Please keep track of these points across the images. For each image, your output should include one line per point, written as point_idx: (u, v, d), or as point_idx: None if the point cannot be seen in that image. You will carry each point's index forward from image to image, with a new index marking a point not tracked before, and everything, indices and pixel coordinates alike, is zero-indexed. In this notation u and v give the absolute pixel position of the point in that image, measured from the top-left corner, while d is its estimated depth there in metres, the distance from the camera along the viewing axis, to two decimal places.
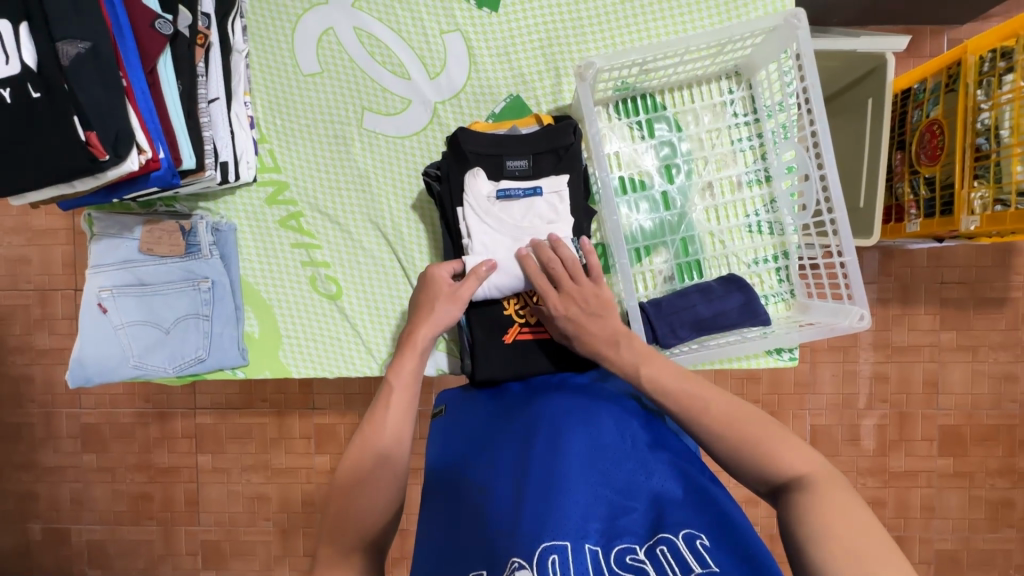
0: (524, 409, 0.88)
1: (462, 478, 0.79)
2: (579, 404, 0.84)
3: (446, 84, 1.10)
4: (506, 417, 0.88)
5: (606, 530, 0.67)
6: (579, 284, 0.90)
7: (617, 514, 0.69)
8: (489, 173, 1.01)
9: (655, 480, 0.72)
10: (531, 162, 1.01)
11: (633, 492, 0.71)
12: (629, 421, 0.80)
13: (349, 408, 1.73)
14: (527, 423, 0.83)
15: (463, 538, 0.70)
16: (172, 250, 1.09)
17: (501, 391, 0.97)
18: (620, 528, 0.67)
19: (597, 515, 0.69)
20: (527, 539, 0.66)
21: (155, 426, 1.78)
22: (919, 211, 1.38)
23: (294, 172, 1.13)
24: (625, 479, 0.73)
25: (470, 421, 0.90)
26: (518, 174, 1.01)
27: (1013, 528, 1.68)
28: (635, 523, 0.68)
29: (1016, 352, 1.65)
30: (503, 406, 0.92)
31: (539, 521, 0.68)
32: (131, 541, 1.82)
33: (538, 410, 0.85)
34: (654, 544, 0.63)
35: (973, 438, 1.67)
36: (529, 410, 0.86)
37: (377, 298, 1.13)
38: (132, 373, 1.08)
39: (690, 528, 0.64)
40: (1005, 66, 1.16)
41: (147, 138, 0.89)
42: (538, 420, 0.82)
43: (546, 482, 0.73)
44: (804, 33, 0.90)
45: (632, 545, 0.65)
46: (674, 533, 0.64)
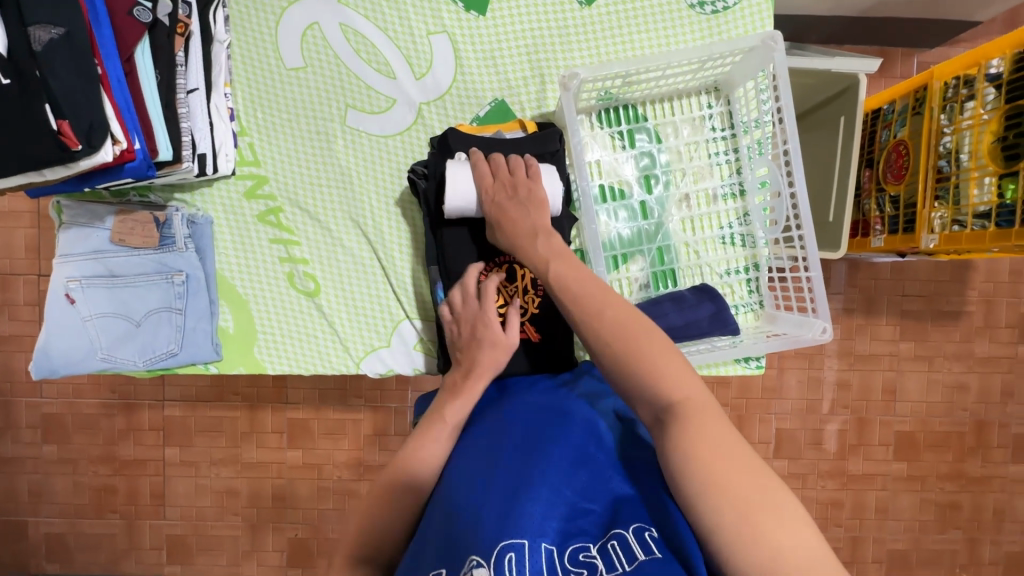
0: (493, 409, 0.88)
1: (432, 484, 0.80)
2: (546, 406, 0.85)
3: (431, 85, 1.10)
4: (475, 417, 0.88)
5: (563, 530, 0.68)
6: (513, 177, 0.94)
7: (574, 514, 0.69)
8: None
9: (615, 481, 0.72)
10: None
11: (595, 492, 0.71)
12: (597, 422, 0.80)
13: (323, 403, 1.72)
14: (496, 425, 0.83)
15: (425, 537, 0.72)
16: (145, 241, 1.06)
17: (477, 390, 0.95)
18: (577, 528, 0.68)
19: (558, 514, 0.69)
20: (488, 542, 0.66)
21: (121, 417, 1.74)
22: (883, 227, 1.44)
23: (274, 167, 1.12)
24: (587, 480, 0.72)
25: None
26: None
27: (959, 529, 1.77)
28: (592, 523, 0.69)
29: (967, 362, 1.74)
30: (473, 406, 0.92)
31: (500, 522, 0.68)
32: (93, 535, 1.77)
33: (508, 411, 0.85)
34: (606, 540, 0.66)
35: (926, 443, 1.75)
36: (498, 411, 0.87)
37: (355, 296, 1.13)
38: (100, 366, 1.06)
39: (641, 522, 0.66)
40: (967, 94, 1.22)
41: (123, 129, 0.87)
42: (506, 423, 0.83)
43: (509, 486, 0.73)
44: (779, 55, 0.94)
45: (586, 544, 0.66)
46: (625, 527, 0.66)
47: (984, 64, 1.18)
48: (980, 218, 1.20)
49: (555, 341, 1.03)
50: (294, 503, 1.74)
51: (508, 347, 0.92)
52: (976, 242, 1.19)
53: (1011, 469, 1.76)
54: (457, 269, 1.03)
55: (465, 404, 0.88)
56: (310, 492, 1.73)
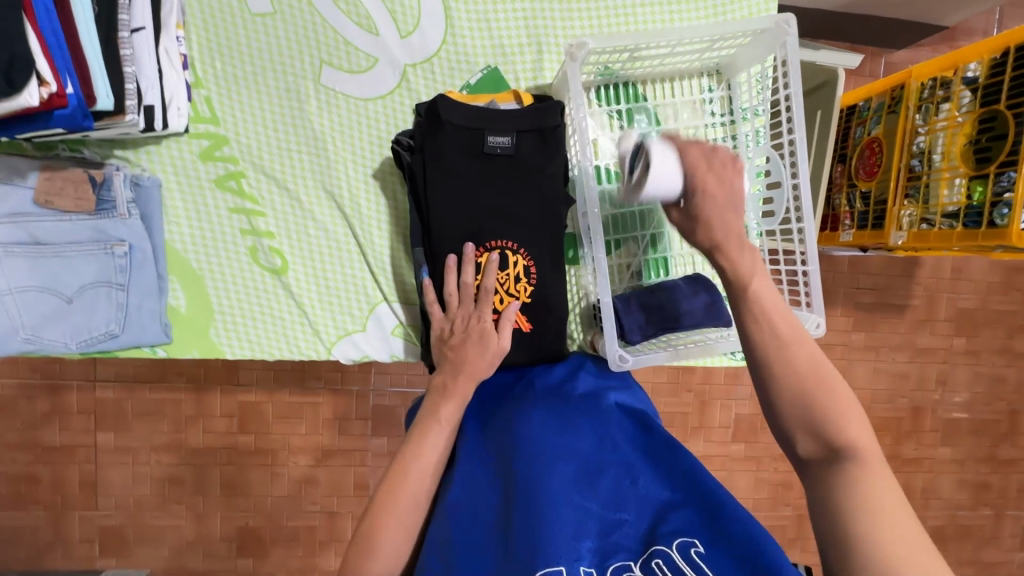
0: (498, 416, 0.85)
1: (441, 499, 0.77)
2: (554, 412, 0.82)
3: (418, 45, 1.00)
4: (477, 424, 0.85)
5: (599, 548, 0.66)
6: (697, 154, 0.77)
7: (608, 529, 0.68)
8: (467, 146, 0.93)
9: (643, 482, 0.72)
10: (514, 140, 0.94)
11: (621, 502, 0.70)
12: (607, 424, 0.80)
13: (278, 386, 1.60)
14: (502, 437, 0.80)
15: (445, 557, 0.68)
16: (78, 204, 0.91)
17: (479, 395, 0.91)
18: (613, 545, 0.66)
19: (589, 531, 0.67)
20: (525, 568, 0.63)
21: (44, 399, 1.56)
22: (852, 222, 1.47)
23: (236, 126, 0.99)
24: (612, 489, 0.72)
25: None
26: (500, 152, 0.94)
27: None
28: (629, 536, 0.67)
29: (910, 353, 1.84)
30: (471, 410, 0.87)
31: (530, 542, 0.65)
32: (11, 529, 1.60)
33: (514, 417, 0.83)
34: (649, 558, 0.63)
35: (868, 428, 1.85)
36: (502, 418, 0.84)
37: (328, 275, 1.03)
38: (22, 348, 0.91)
39: (685, 535, 0.64)
40: (943, 95, 1.25)
41: (52, 69, 0.73)
42: (513, 431, 0.80)
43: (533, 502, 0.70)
44: (792, 39, 0.91)
45: (627, 562, 0.64)
46: (669, 545, 0.64)
47: (962, 67, 1.21)
48: (949, 217, 1.23)
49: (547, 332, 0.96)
50: (244, 491, 1.63)
51: (500, 355, 0.88)
52: (943, 240, 1.23)
53: (939, 451, 1.90)
54: (445, 252, 0.93)
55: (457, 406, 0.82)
56: (262, 478, 1.62)
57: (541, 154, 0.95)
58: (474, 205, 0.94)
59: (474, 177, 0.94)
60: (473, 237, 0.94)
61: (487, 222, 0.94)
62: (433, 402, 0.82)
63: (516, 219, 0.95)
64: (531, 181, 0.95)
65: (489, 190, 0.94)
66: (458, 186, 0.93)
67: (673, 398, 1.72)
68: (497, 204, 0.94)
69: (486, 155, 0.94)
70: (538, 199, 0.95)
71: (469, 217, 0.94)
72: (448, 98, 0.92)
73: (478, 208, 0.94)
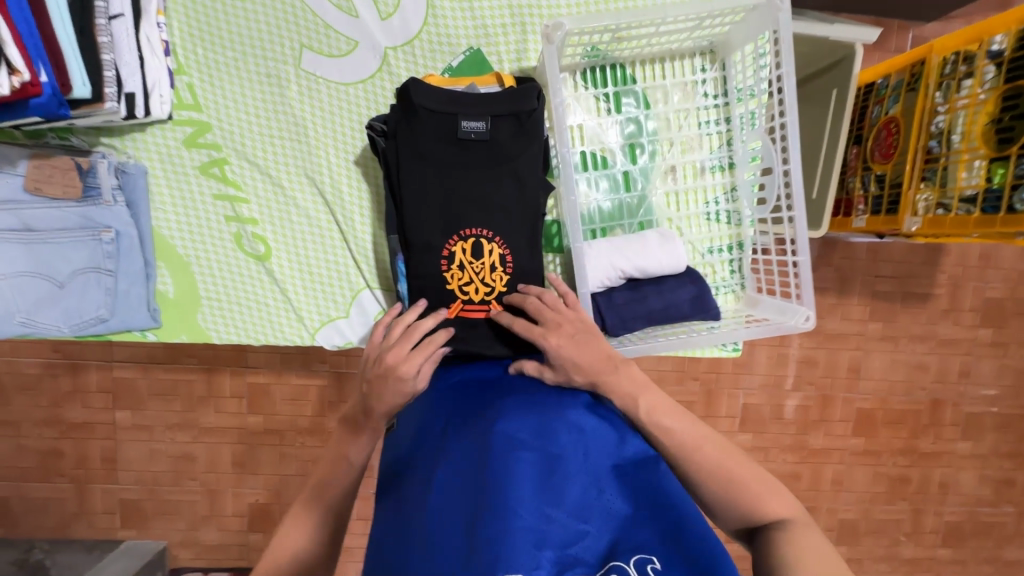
0: (470, 411, 0.78)
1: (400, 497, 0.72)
2: (532, 410, 0.76)
3: (399, 27, 0.98)
4: (447, 418, 0.79)
5: (559, 560, 0.64)
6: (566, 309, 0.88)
7: (570, 540, 0.65)
8: (441, 131, 0.92)
9: (608, 495, 0.69)
10: (489, 125, 0.92)
11: (587, 512, 0.68)
12: (584, 428, 0.75)
13: (284, 368, 1.63)
14: (473, 435, 0.74)
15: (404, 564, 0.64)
16: (66, 191, 0.93)
17: (448, 389, 0.86)
18: (574, 556, 0.64)
19: (553, 541, 0.64)
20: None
21: (65, 378, 1.62)
22: (866, 207, 1.39)
23: (218, 113, 0.99)
24: (579, 498, 0.68)
25: (413, 422, 0.82)
26: (474, 137, 0.92)
27: (906, 500, 1.84)
28: (588, 549, 0.65)
29: (930, 344, 1.76)
30: (439, 408, 0.82)
31: (491, 552, 0.62)
32: (40, 499, 1.68)
33: (486, 413, 0.77)
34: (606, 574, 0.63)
35: (884, 420, 1.79)
36: (474, 413, 0.78)
37: (311, 261, 1.04)
38: (18, 331, 0.95)
39: (643, 553, 0.64)
40: (966, 71, 1.15)
41: (23, 57, 0.75)
42: (486, 426, 0.74)
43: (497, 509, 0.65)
44: (784, 16, 0.86)
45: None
46: (625, 561, 0.63)
47: (986, 40, 1.12)
48: (965, 203, 1.15)
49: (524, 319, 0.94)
50: (253, 469, 1.68)
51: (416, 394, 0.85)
52: (959, 227, 1.15)
53: (960, 446, 1.82)
54: (420, 240, 0.93)
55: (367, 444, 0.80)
56: (270, 458, 1.67)
57: (515, 143, 0.93)
58: (448, 192, 0.93)
59: (449, 163, 0.92)
60: (448, 225, 0.93)
61: (461, 210, 0.93)
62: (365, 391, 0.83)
63: (492, 207, 0.93)
64: (506, 168, 0.93)
65: (464, 177, 0.93)
66: (431, 173, 0.92)
67: (679, 386, 1.69)
68: (474, 191, 0.93)
69: (461, 141, 0.92)
70: (515, 187, 0.94)
71: (444, 205, 0.93)
72: (421, 82, 0.90)
73: (451, 195, 0.93)
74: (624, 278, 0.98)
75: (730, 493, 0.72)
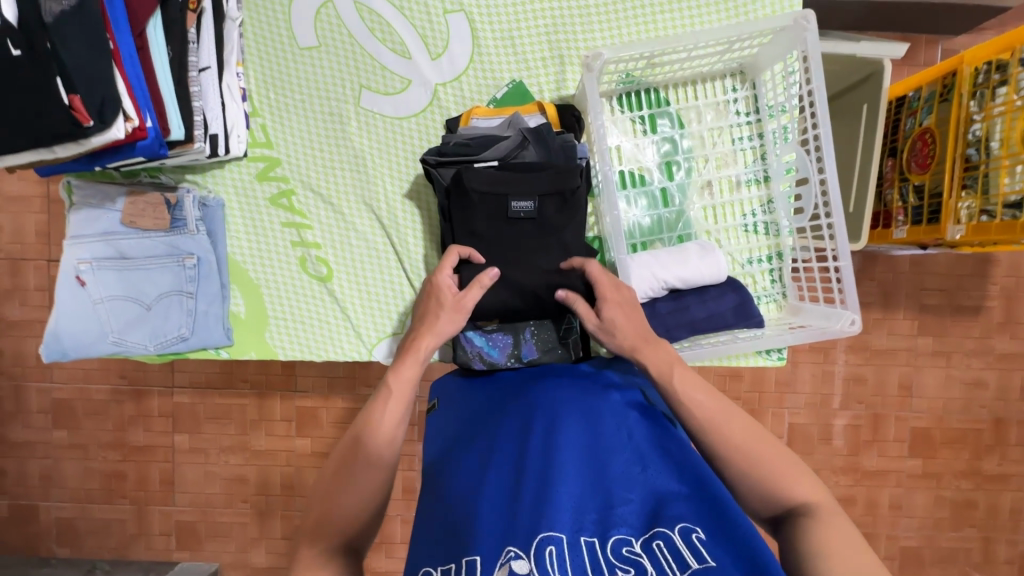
0: (517, 400, 0.86)
1: (448, 467, 0.78)
2: (575, 396, 0.83)
3: (448, 65, 1.08)
4: (497, 406, 0.87)
5: (602, 522, 0.65)
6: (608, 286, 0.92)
7: (613, 503, 0.67)
8: (494, 211, 0.97)
9: (651, 471, 0.71)
10: (537, 203, 0.97)
11: (630, 482, 0.70)
12: (626, 415, 0.80)
13: (332, 392, 1.70)
14: (521, 417, 0.81)
15: (454, 517, 0.70)
16: (155, 223, 1.05)
17: (496, 382, 0.94)
18: (616, 518, 0.65)
19: (593, 507, 0.67)
20: (523, 532, 0.63)
21: (130, 403, 1.73)
22: (906, 218, 1.38)
23: (286, 148, 1.10)
24: (622, 470, 0.71)
25: (463, 409, 0.90)
26: (524, 216, 0.98)
27: (974, 527, 1.74)
28: (632, 513, 0.66)
29: (987, 359, 1.70)
30: (487, 401, 0.90)
31: (535, 511, 0.66)
32: (103, 520, 1.78)
33: (534, 398, 0.84)
34: (650, 538, 0.62)
35: (941, 440, 1.72)
36: (523, 398, 0.85)
37: (369, 280, 1.11)
38: (111, 350, 1.05)
39: (687, 522, 0.63)
40: (999, 79, 1.16)
41: (135, 106, 0.86)
42: (534, 409, 0.82)
43: (541, 479, 0.70)
44: (812, 35, 0.90)
45: (628, 537, 0.63)
46: (670, 526, 0.62)
47: (1018, 49, 1.13)
48: (1010, 208, 1.15)
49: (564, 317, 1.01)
50: (302, 492, 1.73)
51: (461, 312, 0.91)
52: (1006, 233, 1.14)
53: None
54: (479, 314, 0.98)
55: (412, 365, 0.86)
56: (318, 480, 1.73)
57: (563, 217, 0.98)
58: (503, 269, 0.97)
59: (500, 242, 0.98)
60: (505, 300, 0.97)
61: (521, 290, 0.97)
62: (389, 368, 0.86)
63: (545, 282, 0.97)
64: (554, 241, 0.98)
65: (518, 254, 0.98)
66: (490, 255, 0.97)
67: None
68: (524, 266, 0.97)
69: (512, 219, 0.98)
70: (562, 257, 0.98)
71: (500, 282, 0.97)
72: (473, 168, 0.97)
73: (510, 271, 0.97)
74: (666, 288, 1.01)
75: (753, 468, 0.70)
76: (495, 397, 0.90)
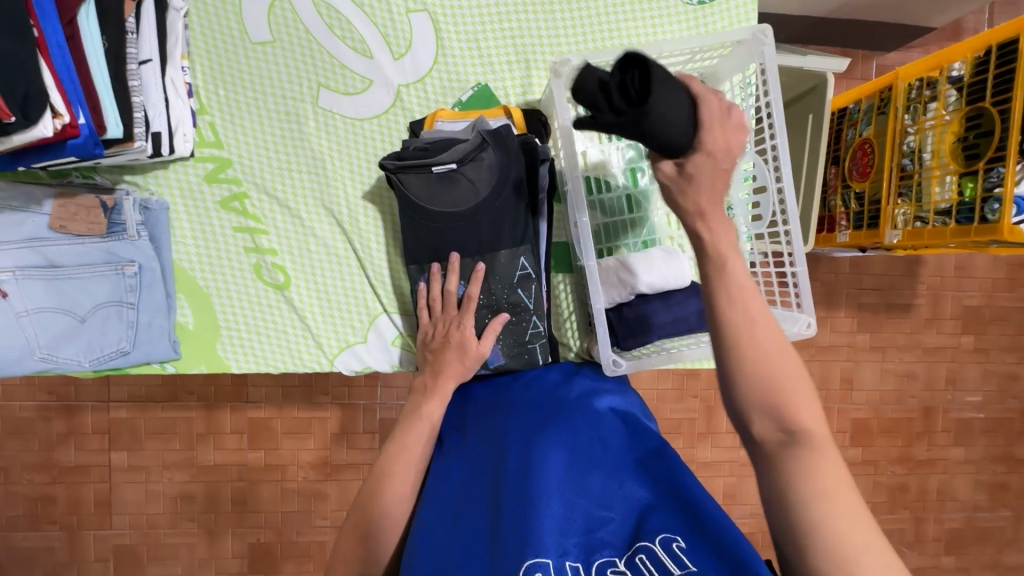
0: (497, 419, 0.87)
1: (435, 495, 0.79)
2: (552, 413, 0.85)
3: (411, 66, 1.05)
4: (472, 431, 0.87)
5: (585, 545, 0.67)
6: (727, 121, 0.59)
7: (594, 526, 0.68)
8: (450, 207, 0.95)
9: (630, 485, 0.72)
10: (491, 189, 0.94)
11: (610, 500, 0.71)
12: (599, 425, 0.82)
13: (286, 402, 1.63)
14: (499, 437, 0.83)
15: (447, 553, 0.70)
16: (91, 228, 0.96)
17: (467, 398, 0.95)
18: (598, 541, 0.67)
19: (576, 528, 0.68)
20: (511, 561, 0.65)
21: (60, 421, 1.59)
22: (849, 223, 1.47)
23: (238, 149, 1.03)
24: (601, 487, 0.72)
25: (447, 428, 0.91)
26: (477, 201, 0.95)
27: (907, 509, 1.87)
28: (614, 532, 0.68)
29: (917, 352, 1.83)
30: (455, 425, 0.90)
31: (519, 535, 0.66)
32: (29, 549, 1.62)
33: (509, 423, 0.85)
34: (633, 554, 0.64)
35: (879, 429, 1.84)
36: (501, 421, 0.86)
37: (329, 289, 1.06)
38: (39, 366, 0.95)
39: (667, 531, 0.64)
40: (931, 95, 1.25)
41: (65, 102, 0.79)
42: (513, 433, 0.82)
43: (519, 498, 0.71)
44: (769, 49, 0.93)
45: (612, 557, 0.65)
46: (651, 539, 0.64)
47: (947, 67, 1.22)
48: (941, 215, 1.23)
49: (523, 278, 0.97)
50: (255, 507, 1.64)
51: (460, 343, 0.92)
52: (937, 237, 1.22)
53: (953, 452, 1.88)
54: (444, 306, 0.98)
55: (438, 403, 0.88)
56: (272, 495, 1.64)
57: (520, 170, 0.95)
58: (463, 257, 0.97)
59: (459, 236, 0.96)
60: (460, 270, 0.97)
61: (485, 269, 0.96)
62: (416, 402, 0.89)
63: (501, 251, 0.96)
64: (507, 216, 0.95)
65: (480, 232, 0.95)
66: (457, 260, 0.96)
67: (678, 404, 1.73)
68: (484, 245, 0.96)
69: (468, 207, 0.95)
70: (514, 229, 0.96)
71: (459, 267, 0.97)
72: (412, 182, 0.94)
73: (495, 248, 0.96)
74: (633, 295, 1.02)
75: (785, 422, 0.55)
76: (467, 413, 0.92)
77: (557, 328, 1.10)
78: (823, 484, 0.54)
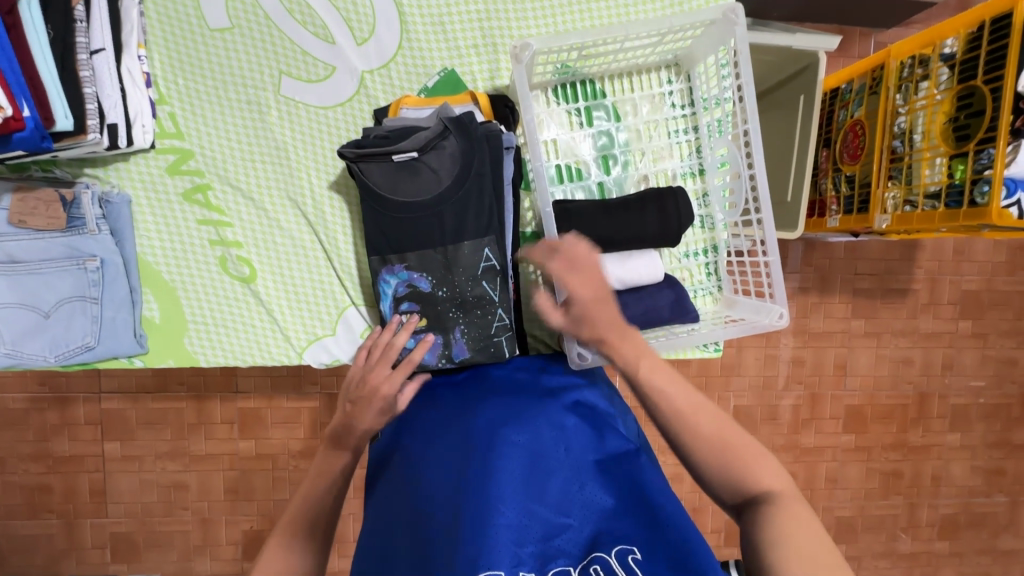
0: (460, 415, 0.84)
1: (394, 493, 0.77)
2: (515, 410, 0.83)
3: (375, 51, 1.01)
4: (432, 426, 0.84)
5: (541, 553, 0.67)
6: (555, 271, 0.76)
7: (552, 532, 0.68)
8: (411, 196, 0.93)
9: (590, 486, 0.73)
10: (453, 178, 0.92)
11: (568, 506, 0.71)
12: (563, 425, 0.81)
13: (274, 392, 1.62)
14: (458, 436, 0.79)
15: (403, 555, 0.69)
16: (49, 223, 0.95)
17: (431, 397, 0.90)
18: (554, 549, 0.67)
19: (532, 537, 0.68)
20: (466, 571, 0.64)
21: (53, 412, 1.61)
22: (839, 207, 1.42)
23: (200, 140, 1.01)
24: (561, 491, 0.72)
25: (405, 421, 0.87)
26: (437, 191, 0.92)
27: (901, 495, 1.86)
28: (571, 540, 0.67)
29: (913, 338, 1.80)
30: (410, 428, 0.85)
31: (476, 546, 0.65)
32: (28, 537, 1.65)
33: (473, 421, 0.82)
34: (587, 564, 0.65)
35: (873, 416, 1.82)
36: (463, 420, 0.82)
37: (297, 281, 1.05)
38: (3, 362, 0.96)
39: (625, 543, 0.66)
40: (922, 73, 1.20)
41: (7, 94, 0.77)
42: (473, 430, 0.79)
43: (476, 506, 0.70)
44: (741, 29, 0.89)
45: (567, 568, 0.65)
46: (607, 550, 0.65)
47: (939, 44, 1.16)
48: (931, 199, 1.18)
49: (486, 270, 0.95)
50: (246, 496, 1.66)
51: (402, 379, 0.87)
52: (926, 222, 1.18)
53: (949, 438, 1.85)
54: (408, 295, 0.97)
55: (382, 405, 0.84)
56: (264, 483, 1.65)
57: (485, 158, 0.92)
58: (424, 249, 0.95)
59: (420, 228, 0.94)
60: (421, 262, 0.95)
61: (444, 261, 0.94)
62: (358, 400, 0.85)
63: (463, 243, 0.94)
64: (469, 208, 0.93)
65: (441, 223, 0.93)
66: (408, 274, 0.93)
67: None
68: (445, 237, 0.94)
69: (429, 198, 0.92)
70: (476, 221, 0.93)
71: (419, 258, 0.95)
72: (372, 171, 0.92)
73: (459, 239, 0.94)
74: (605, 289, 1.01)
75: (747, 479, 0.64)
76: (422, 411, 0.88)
77: (529, 320, 1.09)
78: (781, 520, 0.62)
